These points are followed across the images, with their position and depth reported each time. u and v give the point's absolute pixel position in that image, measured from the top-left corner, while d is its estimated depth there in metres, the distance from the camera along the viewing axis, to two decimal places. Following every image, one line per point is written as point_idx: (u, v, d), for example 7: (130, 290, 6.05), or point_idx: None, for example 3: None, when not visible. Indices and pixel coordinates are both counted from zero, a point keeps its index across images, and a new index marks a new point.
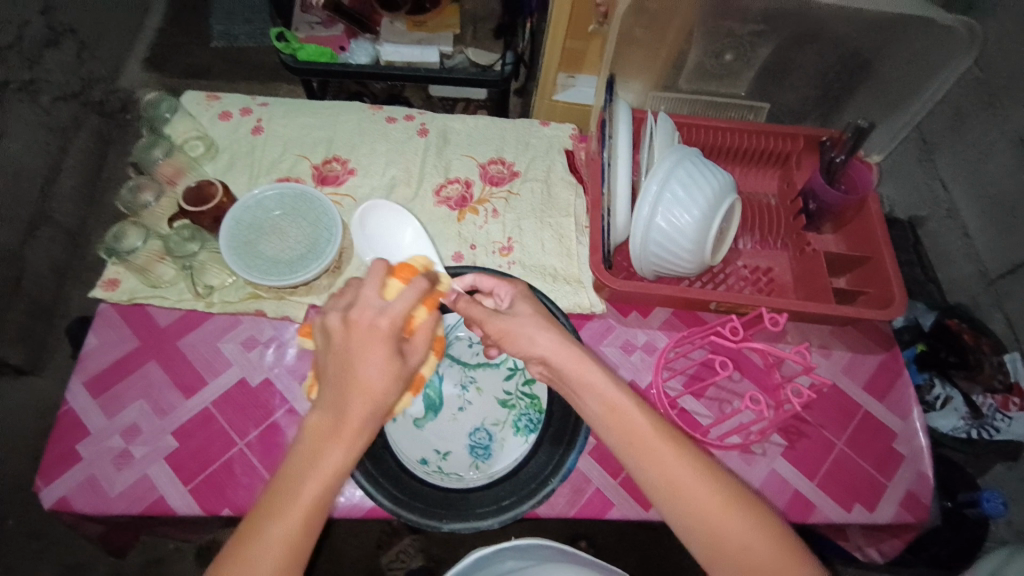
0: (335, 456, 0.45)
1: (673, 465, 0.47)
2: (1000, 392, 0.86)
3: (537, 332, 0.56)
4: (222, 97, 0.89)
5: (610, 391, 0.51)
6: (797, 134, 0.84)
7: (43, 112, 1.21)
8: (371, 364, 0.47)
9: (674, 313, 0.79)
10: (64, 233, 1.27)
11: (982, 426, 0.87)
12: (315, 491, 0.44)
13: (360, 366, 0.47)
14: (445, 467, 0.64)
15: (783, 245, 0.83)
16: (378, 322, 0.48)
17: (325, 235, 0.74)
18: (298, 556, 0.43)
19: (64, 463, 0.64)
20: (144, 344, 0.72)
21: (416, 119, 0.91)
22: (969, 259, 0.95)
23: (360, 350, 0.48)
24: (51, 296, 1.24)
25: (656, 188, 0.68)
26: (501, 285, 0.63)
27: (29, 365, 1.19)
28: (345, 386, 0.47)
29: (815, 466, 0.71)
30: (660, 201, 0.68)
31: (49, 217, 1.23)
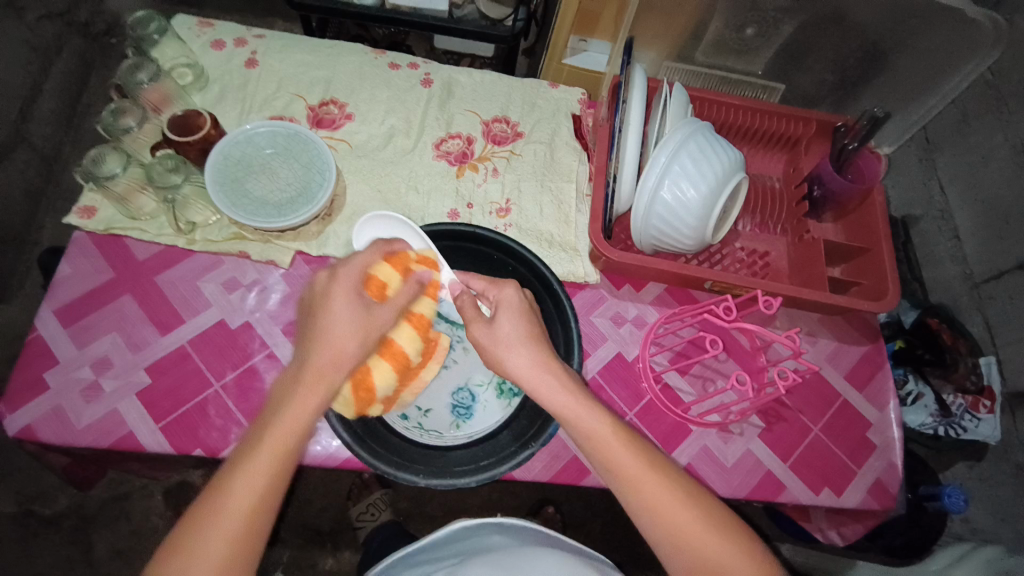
0: (303, 396, 0.47)
1: (656, 496, 0.48)
2: (971, 393, 0.88)
3: (517, 343, 0.55)
4: (215, 24, 0.83)
5: (588, 421, 0.51)
6: (810, 118, 0.82)
7: (26, 29, 1.15)
8: (354, 319, 0.50)
9: (666, 289, 0.78)
10: (40, 157, 1.21)
11: (949, 424, 0.89)
12: (288, 425, 0.46)
13: (351, 327, 0.50)
14: (425, 423, 0.63)
15: (782, 230, 0.82)
16: (357, 274, 0.51)
17: (318, 178, 0.72)
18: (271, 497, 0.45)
19: (31, 391, 0.62)
20: (119, 276, 0.69)
21: (420, 68, 0.87)
22: (955, 262, 0.96)
23: (331, 297, 0.50)
24: (23, 223, 1.20)
25: (665, 160, 0.66)
26: (492, 287, 0.59)
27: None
28: (312, 350, 0.49)
29: (789, 448, 0.71)
30: (668, 173, 0.66)
31: (25, 139, 1.17)
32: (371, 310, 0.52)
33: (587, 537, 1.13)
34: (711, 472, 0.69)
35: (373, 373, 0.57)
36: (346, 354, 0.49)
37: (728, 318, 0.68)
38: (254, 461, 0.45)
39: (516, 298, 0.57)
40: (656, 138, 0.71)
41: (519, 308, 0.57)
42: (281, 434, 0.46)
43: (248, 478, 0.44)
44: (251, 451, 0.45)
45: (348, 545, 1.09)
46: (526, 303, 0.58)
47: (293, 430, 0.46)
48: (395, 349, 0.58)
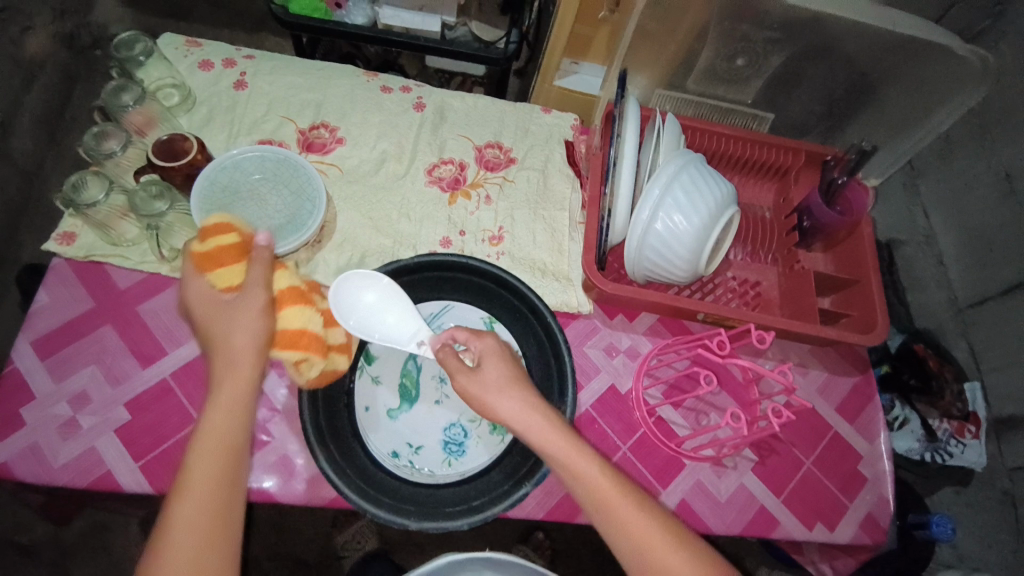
0: (229, 387, 0.49)
1: (644, 533, 0.48)
2: (956, 419, 0.88)
3: (506, 390, 0.53)
4: (203, 44, 0.81)
5: (576, 460, 0.50)
6: (799, 148, 0.82)
7: (10, 42, 1.13)
8: (233, 320, 0.51)
9: (659, 319, 0.78)
10: (20, 173, 1.19)
11: (936, 450, 0.89)
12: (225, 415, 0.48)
13: (229, 328, 0.51)
14: (416, 461, 0.62)
15: (773, 260, 0.83)
16: (210, 295, 0.53)
17: (307, 206, 0.71)
18: (231, 481, 0.47)
19: (6, 428, 0.60)
20: (100, 306, 0.67)
21: (413, 92, 0.86)
22: (940, 287, 0.96)
23: (209, 317, 0.53)
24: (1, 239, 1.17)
25: (658, 192, 0.65)
26: (472, 338, 0.57)
27: None
28: (217, 371, 0.50)
29: (782, 483, 0.72)
30: (661, 206, 0.65)
31: (7, 154, 1.15)
32: (244, 304, 0.51)
33: (577, 566, 1.12)
34: (704, 508, 0.69)
35: (287, 323, 0.54)
36: (242, 362, 0.50)
37: (722, 354, 0.66)
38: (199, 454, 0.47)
39: (497, 346, 0.56)
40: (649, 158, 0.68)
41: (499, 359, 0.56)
42: (222, 424, 0.48)
43: (191, 523, 0.44)
44: (188, 479, 0.46)
45: None
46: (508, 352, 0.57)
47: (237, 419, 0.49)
48: (281, 296, 0.55)
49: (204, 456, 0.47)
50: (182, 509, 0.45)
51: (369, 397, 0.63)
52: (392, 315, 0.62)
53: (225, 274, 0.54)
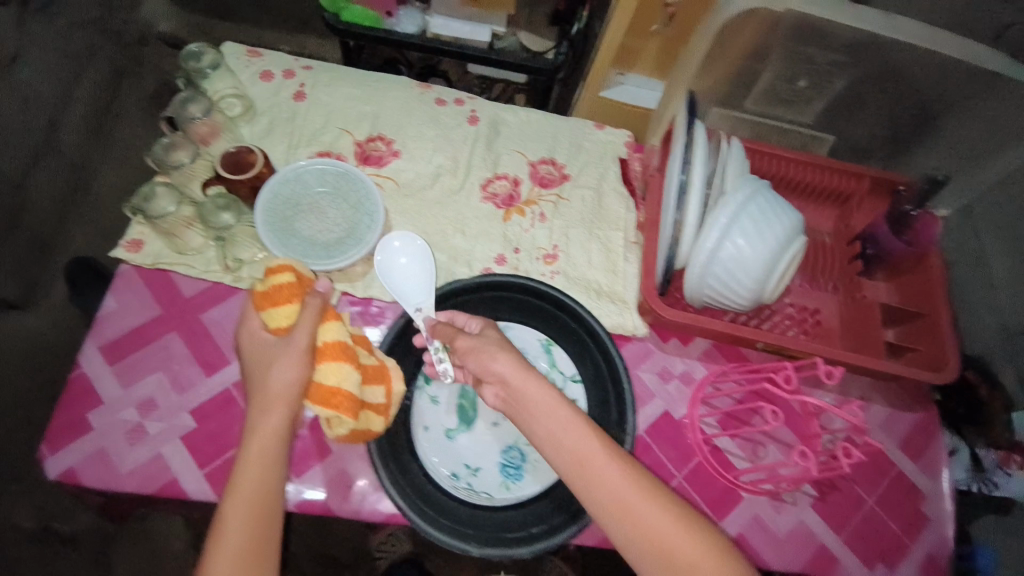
0: (266, 426, 0.53)
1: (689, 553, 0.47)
2: (1003, 448, 0.80)
3: (499, 352, 0.55)
4: (264, 54, 0.82)
5: (615, 484, 0.49)
6: (864, 174, 0.81)
7: (59, 36, 1.16)
8: (277, 361, 0.55)
9: (714, 344, 0.77)
10: (66, 165, 1.22)
11: (982, 481, 0.81)
12: (263, 454, 0.52)
13: (271, 369, 0.54)
14: (474, 483, 0.61)
15: (833, 288, 0.81)
16: (261, 333, 0.58)
17: (365, 220, 0.71)
18: (265, 516, 0.51)
19: (73, 433, 0.61)
20: (166, 312, 0.67)
21: (466, 105, 0.86)
22: (990, 312, 0.85)
23: (257, 354, 0.57)
24: (51, 231, 1.20)
25: (725, 220, 0.63)
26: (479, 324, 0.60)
27: (22, 299, 1.16)
28: (256, 411, 0.53)
29: (842, 520, 0.72)
30: (726, 235, 0.63)
31: (55, 147, 1.18)
32: (288, 345, 0.55)
33: None
34: (763, 542, 0.69)
35: (324, 379, 0.55)
36: (278, 404, 0.53)
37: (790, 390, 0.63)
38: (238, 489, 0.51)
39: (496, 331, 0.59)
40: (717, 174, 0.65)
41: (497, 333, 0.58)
42: (258, 464, 0.51)
43: (231, 557, 0.49)
44: (226, 514, 0.50)
45: None
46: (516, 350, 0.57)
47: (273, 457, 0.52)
48: (324, 347, 0.56)
49: (239, 491, 0.51)
50: (224, 543, 0.49)
51: (427, 417, 0.63)
52: (405, 256, 0.70)
53: (277, 315, 0.58)
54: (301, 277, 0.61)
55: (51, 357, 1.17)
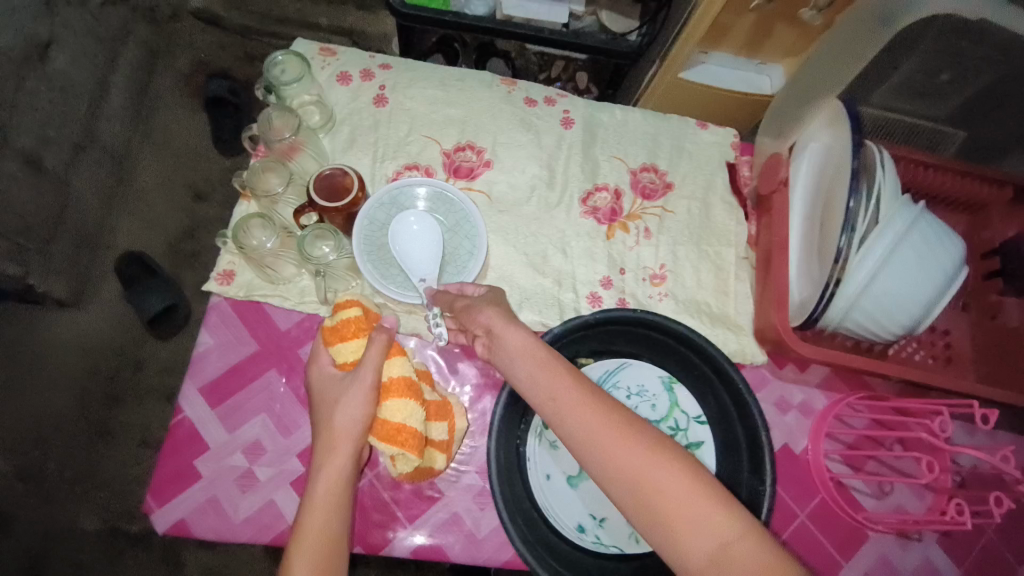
0: (329, 468, 0.50)
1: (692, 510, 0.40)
2: None
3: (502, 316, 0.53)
4: (338, 53, 0.75)
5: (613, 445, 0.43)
6: (1007, 180, 0.73)
7: (90, 17, 1.09)
8: (343, 397, 0.52)
9: (834, 371, 0.71)
10: (110, 156, 1.14)
11: None
12: (322, 505, 0.48)
13: (337, 406, 0.52)
14: (603, 536, 0.58)
15: (962, 305, 0.74)
16: (328, 369, 0.55)
17: (466, 245, 0.66)
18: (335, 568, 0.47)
19: (181, 482, 0.58)
20: (264, 348, 0.64)
21: (557, 104, 0.78)
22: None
23: (323, 391, 0.54)
24: (96, 225, 1.13)
25: (893, 240, 0.56)
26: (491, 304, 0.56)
27: (72, 298, 1.10)
28: (320, 452, 0.51)
29: (965, 553, 0.66)
30: (892, 256, 0.57)
31: (96, 139, 1.11)
32: (353, 384, 0.52)
33: None
34: None
35: (390, 416, 0.53)
36: (346, 443, 0.51)
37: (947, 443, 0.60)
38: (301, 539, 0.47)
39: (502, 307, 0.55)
40: (875, 191, 0.58)
41: (495, 303, 0.56)
42: (319, 512, 0.48)
43: None
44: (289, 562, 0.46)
45: None
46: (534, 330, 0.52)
47: (335, 500, 0.49)
48: (390, 383, 0.54)
49: (304, 543, 0.47)
50: None
51: (549, 463, 0.60)
52: (419, 224, 0.63)
53: (343, 352, 0.55)
54: (365, 312, 0.58)
55: (107, 358, 1.10)
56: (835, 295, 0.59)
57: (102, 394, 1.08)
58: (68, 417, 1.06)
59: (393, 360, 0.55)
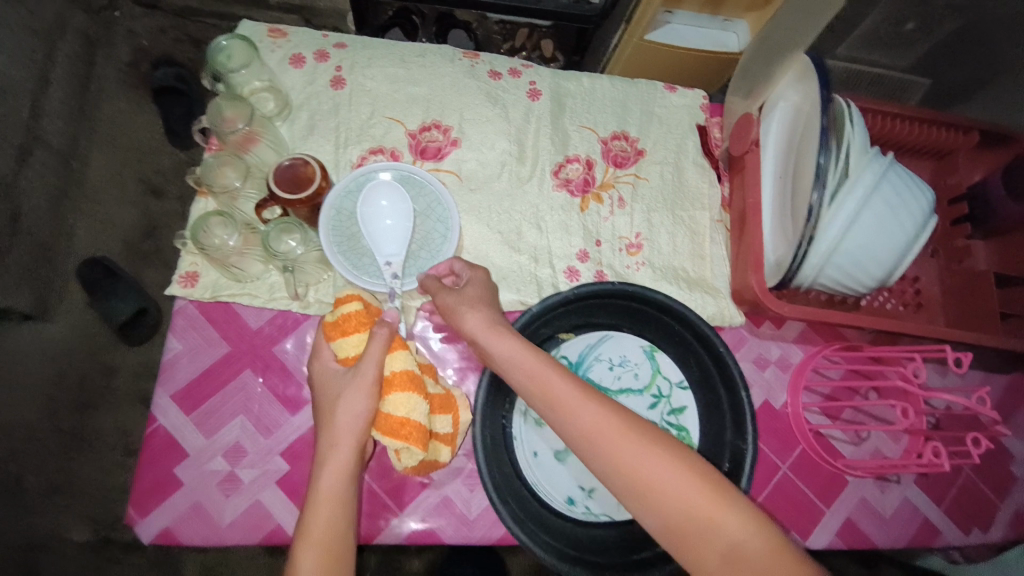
0: (337, 460, 0.48)
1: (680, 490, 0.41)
2: None
3: (470, 309, 0.54)
4: (289, 33, 0.71)
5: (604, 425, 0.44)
6: (971, 127, 0.73)
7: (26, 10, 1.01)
8: (344, 393, 0.51)
9: (809, 325, 0.73)
10: (57, 156, 1.08)
11: None
12: (329, 499, 0.47)
13: (339, 400, 0.51)
14: (592, 507, 0.59)
15: (932, 252, 0.75)
16: (330, 365, 0.54)
17: (439, 228, 0.65)
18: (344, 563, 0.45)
19: (163, 491, 0.58)
20: (235, 349, 0.62)
21: (523, 75, 0.76)
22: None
23: (325, 387, 0.53)
24: (51, 231, 1.07)
25: (864, 192, 0.56)
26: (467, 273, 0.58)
27: (36, 309, 1.03)
28: (324, 447, 0.49)
29: (943, 491, 0.70)
30: (865, 206, 0.57)
31: (41, 138, 1.04)
32: (356, 377, 0.51)
33: None
34: (870, 525, 0.67)
35: (393, 409, 0.53)
36: (347, 439, 0.49)
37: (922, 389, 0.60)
38: (310, 535, 0.45)
39: (482, 288, 0.56)
40: (844, 147, 0.57)
41: (483, 296, 0.56)
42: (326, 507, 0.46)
43: None
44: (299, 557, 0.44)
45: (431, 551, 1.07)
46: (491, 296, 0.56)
47: (343, 491, 0.48)
48: (392, 377, 0.53)
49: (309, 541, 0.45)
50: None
51: (535, 441, 0.60)
52: (392, 219, 0.61)
53: (343, 348, 0.54)
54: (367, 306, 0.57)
55: (80, 366, 1.06)
56: (809, 252, 0.59)
57: (73, 402, 1.04)
58: (42, 428, 1.02)
59: (395, 355, 0.54)
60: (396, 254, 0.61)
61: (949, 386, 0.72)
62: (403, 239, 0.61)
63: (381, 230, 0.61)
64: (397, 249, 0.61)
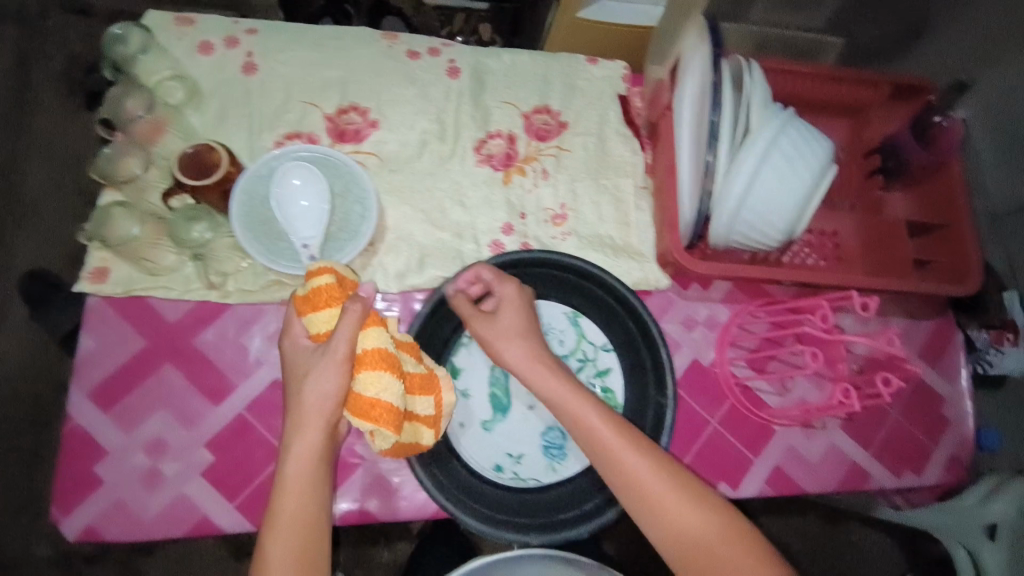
0: (301, 442, 0.48)
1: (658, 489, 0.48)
2: (995, 327, 0.78)
3: (506, 338, 0.55)
4: (196, 20, 0.69)
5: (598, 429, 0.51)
6: (883, 81, 0.74)
7: None
8: (312, 371, 0.49)
9: (735, 285, 0.75)
10: None
11: (975, 360, 0.80)
12: (295, 481, 0.48)
13: (306, 378, 0.49)
14: (521, 471, 0.61)
15: (850, 206, 0.77)
16: (302, 341, 0.51)
17: (357, 209, 0.64)
18: (314, 541, 0.48)
19: (84, 490, 0.57)
20: (152, 343, 0.61)
21: (442, 53, 0.75)
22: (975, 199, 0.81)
23: (297, 363, 0.51)
24: None
25: (764, 147, 0.58)
26: (496, 281, 0.57)
27: None
28: (291, 426, 0.49)
29: (871, 436, 0.73)
30: (766, 161, 0.58)
31: None
32: (326, 353, 0.49)
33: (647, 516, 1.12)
34: (796, 471, 0.70)
35: (363, 389, 0.49)
36: (314, 418, 0.48)
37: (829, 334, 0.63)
38: (280, 516, 0.47)
39: (518, 294, 0.56)
40: (743, 104, 0.59)
41: (514, 304, 0.56)
42: (295, 489, 0.48)
43: None
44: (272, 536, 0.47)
45: (400, 539, 1.07)
46: (526, 299, 0.57)
47: (311, 473, 0.48)
48: (364, 354, 0.49)
49: (281, 526, 0.47)
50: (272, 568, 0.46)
51: (462, 413, 0.61)
52: (305, 200, 0.59)
53: (314, 322, 0.51)
54: (342, 280, 0.53)
55: (32, 384, 1.04)
56: (714, 209, 0.60)
57: (26, 421, 1.02)
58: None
59: (369, 331, 0.49)
60: (312, 235, 0.59)
61: (868, 332, 0.75)
62: (320, 217, 0.59)
63: (295, 210, 0.59)
64: (314, 228, 0.59)
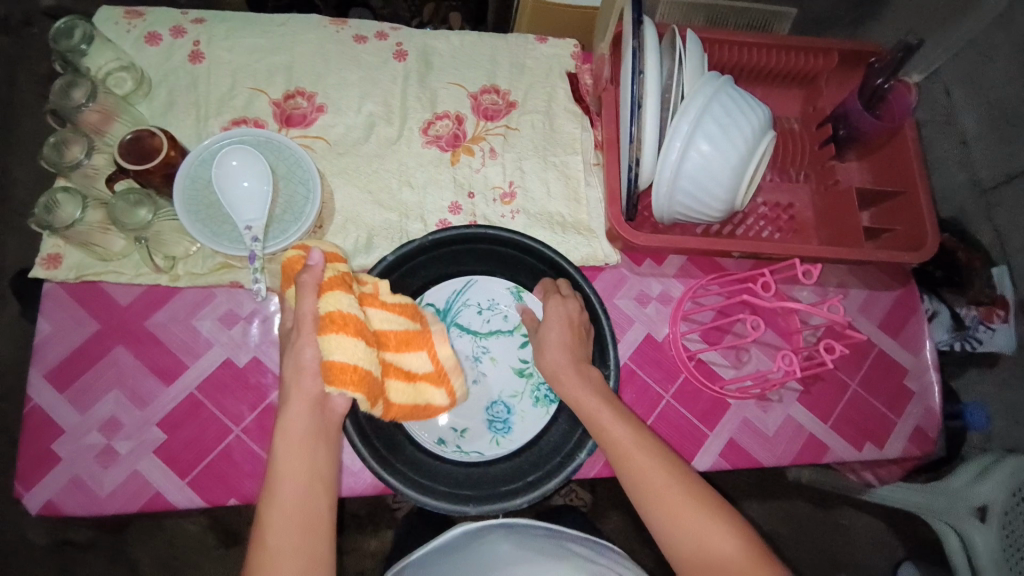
0: (297, 411, 0.49)
1: (662, 482, 0.49)
2: (984, 305, 0.78)
3: (555, 343, 0.58)
4: (145, 14, 0.71)
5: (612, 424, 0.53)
6: (830, 48, 0.74)
7: None
8: (297, 345, 0.50)
9: (689, 259, 0.74)
10: None
11: (965, 339, 0.79)
12: (292, 448, 0.48)
13: (296, 351, 0.50)
14: (463, 445, 0.61)
15: (804, 177, 0.77)
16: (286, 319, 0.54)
17: (301, 190, 0.64)
18: (317, 507, 0.47)
19: (42, 466, 0.58)
20: (106, 326, 0.63)
21: (390, 37, 0.76)
22: (962, 168, 0.82)
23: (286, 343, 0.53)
24: None
25: (696, 114, 0.57)
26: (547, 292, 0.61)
27: None
28: (284, 399, 0.50)
29: (829, 408, 0.72)
30: (699, 129, 0.58)
31: None
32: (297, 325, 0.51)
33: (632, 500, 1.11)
34: (752, 444, 0.70)
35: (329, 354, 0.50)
36: (299, 400, 0.49)
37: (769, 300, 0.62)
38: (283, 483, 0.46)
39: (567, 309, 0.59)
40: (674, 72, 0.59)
41: (570, 322, 0.59)
42: (292, 456, 0.47)
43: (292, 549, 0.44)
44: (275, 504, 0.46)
45: (386, 527, 1.08)
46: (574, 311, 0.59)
47: (309, 441, 0.48)
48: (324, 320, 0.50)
49: (282, 498, 0.46)
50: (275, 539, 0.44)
51: None
52: (248, 180, 0.61)
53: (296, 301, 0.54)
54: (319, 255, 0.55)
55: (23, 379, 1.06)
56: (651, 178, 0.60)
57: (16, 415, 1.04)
58: None
59: (327, 298, 0.50)
60: (257, 217, 0.60)
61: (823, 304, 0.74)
62: (263, 199, 0.60)
63: (240, 191, 0.60)
64: (259, 210, 0.60)
